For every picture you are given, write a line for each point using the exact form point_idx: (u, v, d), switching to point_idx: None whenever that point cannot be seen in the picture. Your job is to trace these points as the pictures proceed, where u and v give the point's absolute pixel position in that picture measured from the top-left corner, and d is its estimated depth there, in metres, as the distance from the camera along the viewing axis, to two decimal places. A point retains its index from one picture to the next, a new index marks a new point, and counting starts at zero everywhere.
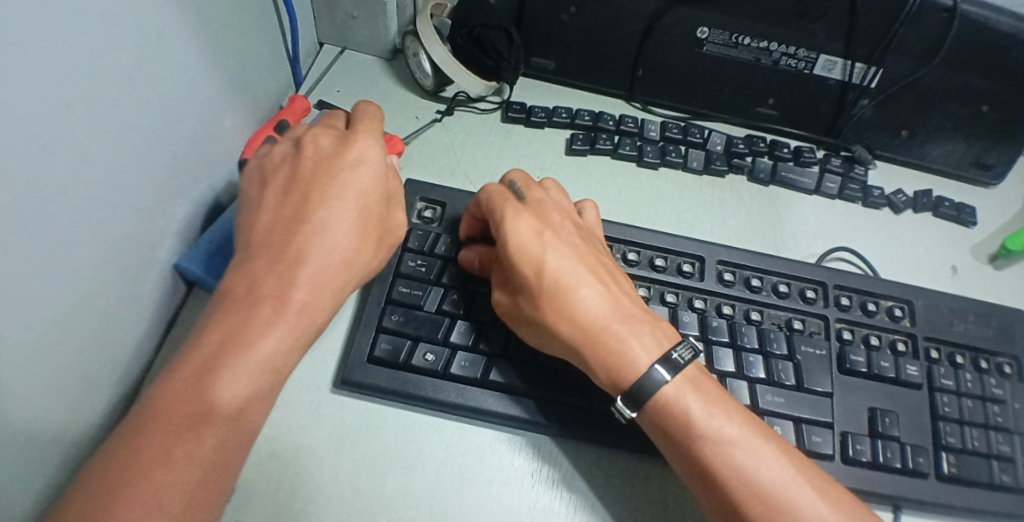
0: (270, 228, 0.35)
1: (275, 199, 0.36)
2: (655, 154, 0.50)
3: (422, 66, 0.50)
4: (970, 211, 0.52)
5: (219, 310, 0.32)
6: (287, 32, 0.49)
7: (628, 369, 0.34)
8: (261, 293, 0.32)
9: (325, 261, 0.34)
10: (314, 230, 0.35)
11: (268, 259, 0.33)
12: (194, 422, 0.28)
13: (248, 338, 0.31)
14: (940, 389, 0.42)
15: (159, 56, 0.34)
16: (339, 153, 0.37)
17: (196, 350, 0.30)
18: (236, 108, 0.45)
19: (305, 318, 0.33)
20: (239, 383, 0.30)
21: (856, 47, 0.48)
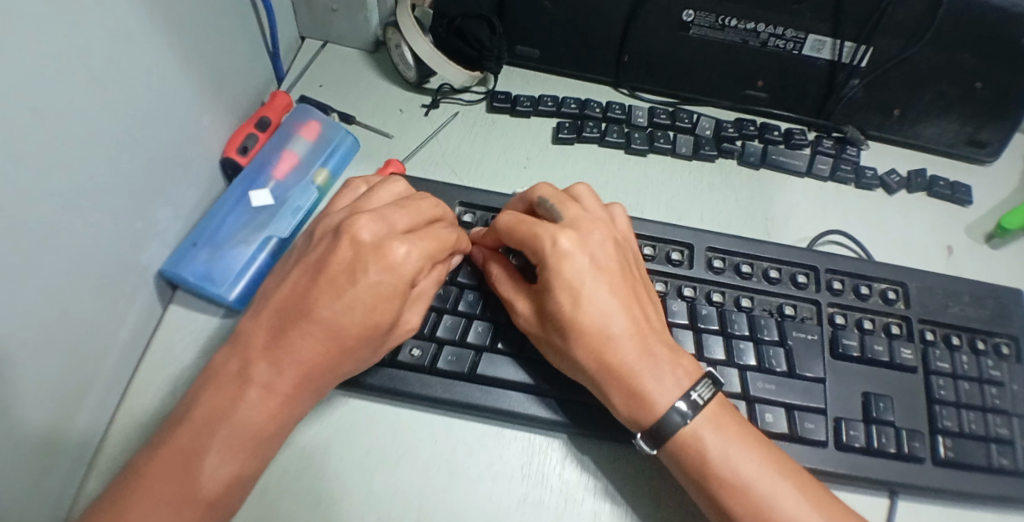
0: (281, 306, 0.34)
1: (296, 275, 0.35)
2: (643, 141, 0.50)
3: (404, 58, 0.49)
4: (965, 190, 0.51)
5: (214, 386, 0.32)
6: (266, 27, 0.48)
7: (647, 414, 0.34)
8: (250, 377, 0.32)
9: (317, 357, 0.33)
10: (316, 323, 0.33)
11: (278, 342, 0.33)
12: (179, 499, 0.29)
13: (238, 424, 0.31)
14: (936, 372, 0.42)
15: (129, 55, 0.34)
16: (379, 246, 0.34)
17: (186, 425, 0.31)
18: (216, 105, 0.44)
19: (287, 409, 0.33)
20: (220, 470, 0.31)
21: (844, 27, 0.47)
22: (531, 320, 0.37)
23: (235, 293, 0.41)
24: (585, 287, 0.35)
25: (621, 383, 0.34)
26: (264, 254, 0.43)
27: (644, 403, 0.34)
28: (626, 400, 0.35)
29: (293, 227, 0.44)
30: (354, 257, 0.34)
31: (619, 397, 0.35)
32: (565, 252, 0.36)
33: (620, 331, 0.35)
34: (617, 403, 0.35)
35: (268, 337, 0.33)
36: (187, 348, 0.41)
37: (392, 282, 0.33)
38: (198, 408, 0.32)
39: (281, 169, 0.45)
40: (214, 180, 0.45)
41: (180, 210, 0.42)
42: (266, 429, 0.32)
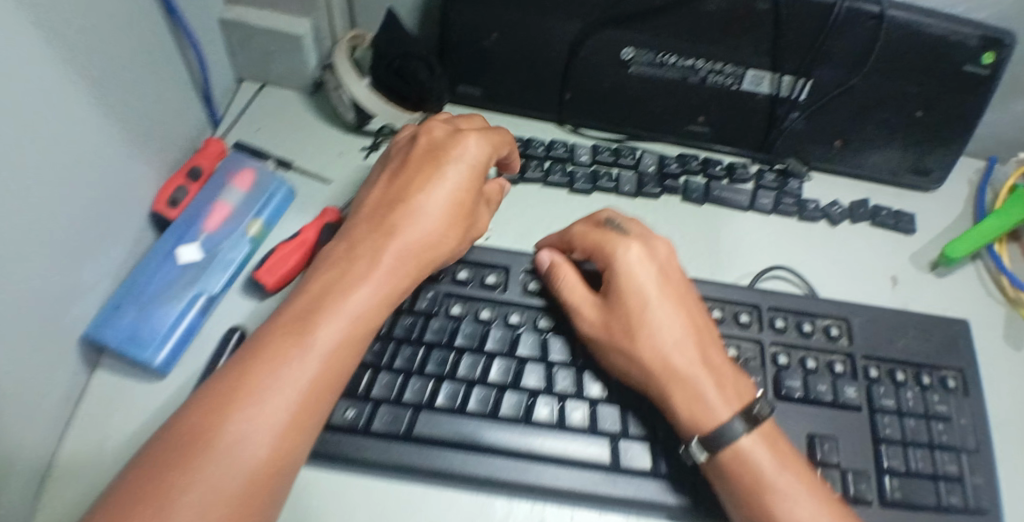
0: (363, 223, 0.39)
1: (374, 201, 0.41)
2: (586, 179, 0.49)
3: (342, 101, 0.48)
4: (909, 218, 0.52)
5: (300, 296, 0.35)
6: (197, 74, 0.47)
7: (683, 409, 0.36)
8: (341, 274, 0.36)
9: (405, 248, 0.38)
10: (411, 216, 0.39)
11: (335, 280, 0.36)
12: (218, 442, 0.29)
13: (331, 322, 0.34)
14: (880, 409, 0.41)
15: (50, 118, 0.32)
16: (450, 142, 0.41)
17: (274, 331, 0.33)
18: (147, 157, 0.43)
19: (374, 312, 0.35)
20: (308, 368, 0.32)
21: (781, 62, 0.47)
22: (596, 326, 0.39)
23: (161, 357, 0.40)
24: (636, 292, 0.39)
25: (658, 375, 0.37)
26: (193, 312, 0.42)
27: (687, 403, 0.36)
28: (681, 396, 0.36)
29: (225, 281, 0.43)
30: (426, 150, 0.41)
31: (681, 394, 0.36)
32: (636, 260, 0.40)
33: (655, 332, 0.38)
34: (671, 400, 0.37)
35: (346, 247, 0.38)
36: (121, 410, 0.40)
37: (460, 176, 0.40)
38: (265, 343, 0.33)
39: (213, 221, 0.44)
40: (146, 233, 0.44)
41: (109, 267, 0.40)
42: (327, 364, 0.33)
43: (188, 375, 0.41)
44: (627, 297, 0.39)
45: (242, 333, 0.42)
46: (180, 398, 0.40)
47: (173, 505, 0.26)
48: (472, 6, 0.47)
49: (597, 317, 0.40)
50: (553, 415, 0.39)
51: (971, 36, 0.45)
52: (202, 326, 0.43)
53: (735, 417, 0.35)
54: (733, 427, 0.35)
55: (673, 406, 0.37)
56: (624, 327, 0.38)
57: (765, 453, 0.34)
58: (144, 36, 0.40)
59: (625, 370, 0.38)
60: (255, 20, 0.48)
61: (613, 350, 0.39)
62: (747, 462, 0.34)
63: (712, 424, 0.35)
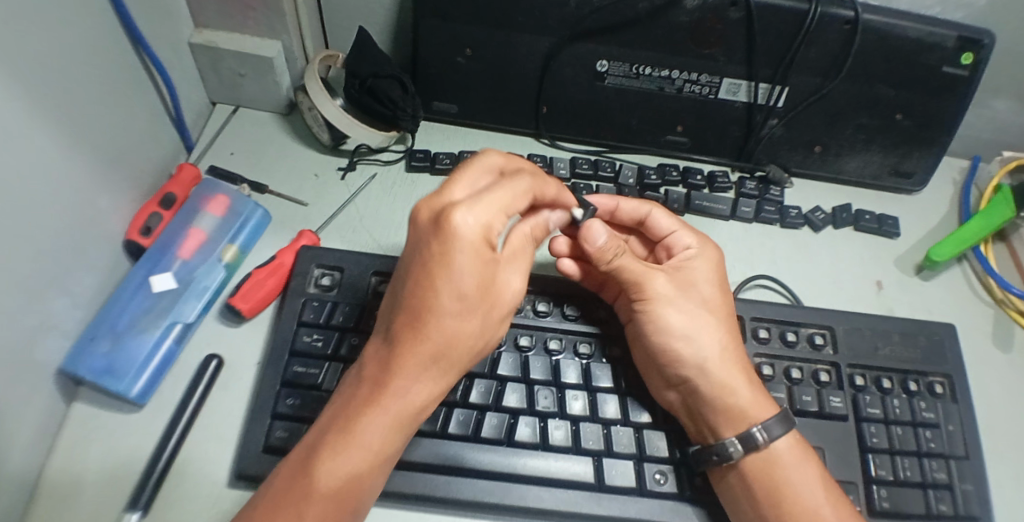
0: (389, 305, 0.34)
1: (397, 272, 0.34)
2: (565, 193, 0.49)
3: (317, 121, 0.48)
4: (891, 222, 0.52)
5: (346, 388, 0.34)
6: (168, 99, 0.47)
7: (746, 392, 0.38)
8: (367, 373, 0.33)
9: (431, 348, 0.32)
10: (428, 309, 0.31)
11: (388, 352, 0.33)
12: (304, 495, 0.30)
13: (364, 426, 0.32)
14: (866, 418, 0.41)
15: (17, 151, 0.32)
16: (448, 212, 0.31)
17: (319, 430, 0.33)
18: (116, 184, 0.42)
19: (405, 404, 0.32)
20: (337, 470, 0.31)
21: (757, 70, 0.47)
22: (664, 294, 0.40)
23: (138, 387, 0.39)
24: (710, 279, 0.41)
25: (725, 364, 0.39)
26: (169, 341, 0.41)
27: (745, 389, 0.38)
28: (743, 380, 0.38)
29: (200, 309, 0.43)
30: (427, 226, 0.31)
31: (737, 379, 0.38)
32: (711, 257, 0.43)
33: (712, 318, 0.40)
34: (733, 384, 0.38)
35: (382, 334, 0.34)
36: (96, 447, 0.38)
37: (469, 254, 0.31)
38: (333, 421, 0.32)
39: (187, 248, 0.44)
40: (118, 262, 0.43)
41: (79, 299, 0.39)
42: (380, 442, 0.32)
43: (164, 406, 0.40)
44: (703, 284, 0.41)
45: (220, 361, 0.42)
46: (154, 432, 0.39)
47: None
48: (444, 23, 0.47)
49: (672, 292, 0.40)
50: (534, 435, 0.38)
51: (948, 36, 0.45)
52: (179, 354, 0.42)
53: (781, 412, 0.37)
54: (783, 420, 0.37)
55: (733, 386, 0.38)
56: (701, 306, 0.40)
57: (809, 456, 0.37)
58: (109, 62, 0.40)
59: (688, 338, 0.39)
60: (225, 42, 0.48)
61: (679, 317, 0.39)
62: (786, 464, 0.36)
63: (761, 416, 0.37)
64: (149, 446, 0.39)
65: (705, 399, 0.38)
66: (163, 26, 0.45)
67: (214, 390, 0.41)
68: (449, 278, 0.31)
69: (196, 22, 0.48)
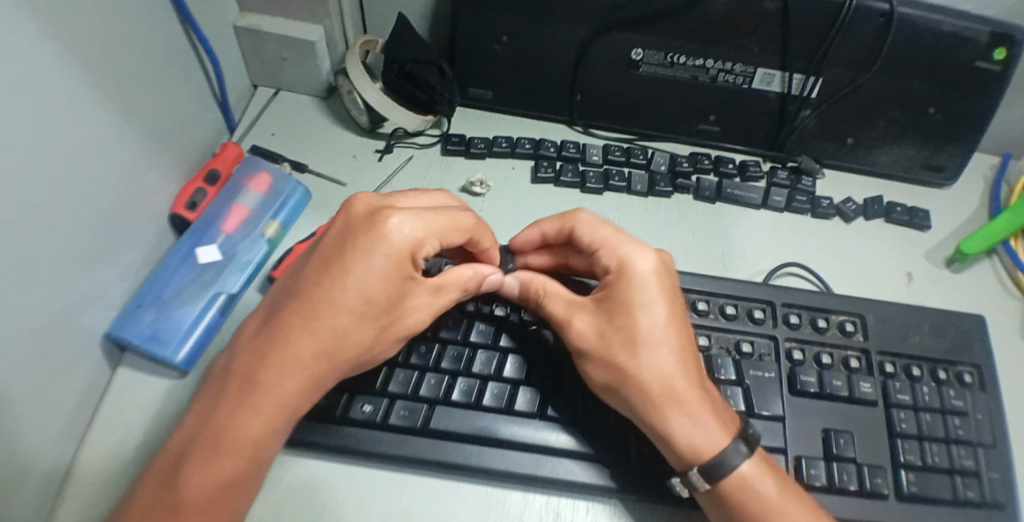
0: (276, 303, 0.36)
1: (299, 269, 0.37)
2: (597, 179, 0.50)
3: (356, 103, 0.49)
4: (922, 214, 0.52)
5: (223, 387, 0.34)
6: (214, 80, 0.48)
7: (698, 436, 0.34)
8: (253, 376, 0.33)
9: (309, 347, 0.34)
10: (323, 307, 0.34)
11: (273, 349, 0.34)
12: (180, 475, 0.31)
13: (238, 425, 0.32)
14: (896, 404, 0.41)
15: (68, 124, 0.33)
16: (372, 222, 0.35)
17: (198, 423, 0.33)
18: (163, 160, 0.43)
19: (278, 403, 0.33)
20: (208, 473, 0.31)
21: (791, 61, 0.48)
22: (590, 337, 0.37)
23: (183, 354, 0.40)
24: (651, 305, 0.37)
25: (668, 399, 0.35)
26: (212, 312, 0.42)
27: (699, 432, 0.34)
28: (685, 422, 0.34)
29: (242, 282, 0.44)
30: (344, 230, 0.36)
31: (679, 420, 0.34)
32: (649, 271, 0.37)
33: (667, 358, 0.35)
34: (672, 426, 0.34)
35: (264, 331, 0.35)
36: (139, 411, 0.40)
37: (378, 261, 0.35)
38: (213, 417, 0.33)
39: (230, 223, 0.46)
40: (163, 235, 0.45)
41: (125, 270, 0.41)
42: (253, 429, 0.32)
43: (205, 375, 0.41)
44: (635, 311, 0.37)
45: None
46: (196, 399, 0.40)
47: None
48: (482, 10, 0.48)
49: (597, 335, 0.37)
50: (566, 411, 0.39)
51: (982, 32, 0.45)
52: (222, 325, 0.43)
53: (732, 444, 0.34)
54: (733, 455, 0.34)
55: (674, 433, 0.34)
56: (647, 338, 0.36)
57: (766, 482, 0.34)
58: (158, 41, 0.41)
59: (611, 384, 0.36)
60: (269, 26, 0.49)
61: (602, 367, 0.37)
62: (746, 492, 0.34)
63: (720, 447, 0.34)
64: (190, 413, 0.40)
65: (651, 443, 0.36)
66: (209, 9, 0.46)
67: None
68: (350, 280, 0.34)
69: (242, 7, 0.49)
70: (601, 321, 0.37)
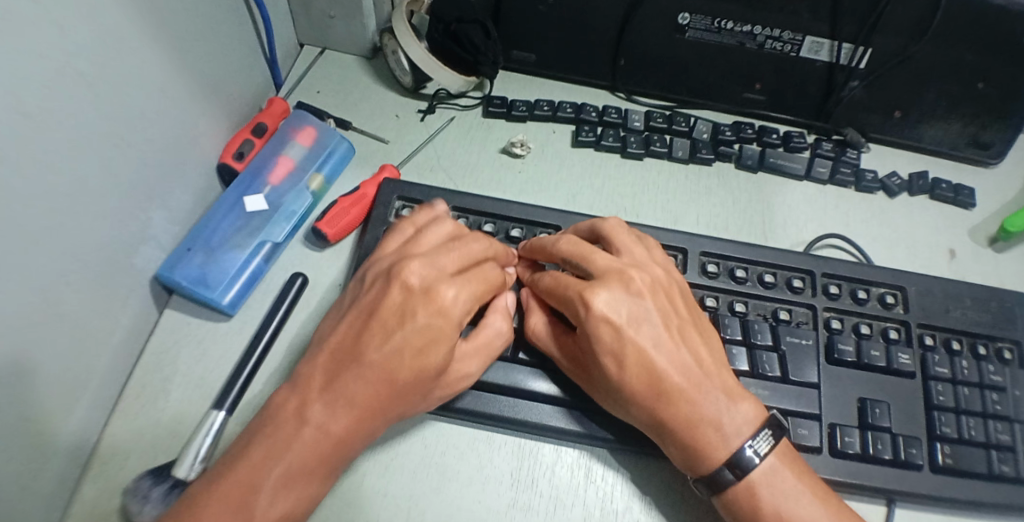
0: (334, 344, 0.34)
1: (354, 315, 0.35)
2: (638, 144, 0.49)
3: (400, 64, 0.50)
4: (968, 192, 0.51)
5: (276, 425, 0.31)
6: (264, 35, 0.49)
7: (687, 461, 0.35)
8: (313, 417, 0.31)
9: (372, 396, 0.32)
10: (388, 360, 0.32)
11: (333, 393, 0.32)
12: (238, 516, 0.29)
13: (300, 463, 0.31)
14: (934, 377, 0.41)
15: (124, 64, 0.34)
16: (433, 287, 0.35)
17: (253, 456, 0.31)
18: (213, 110, 0.45)
19: (340, 448, 0.32)
20: (275, 507, 0.30)
21: (841, 27, 0.47)
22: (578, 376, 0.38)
23: (228, 297, 0.42)
24: (627, 347, 0.35)
25: (687, 437, 0.34)
26: (258, 259, 0.44)
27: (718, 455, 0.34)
28: (704, 460, 0.34)
29: (288, 231, 0.45)
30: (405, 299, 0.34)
31: (676, 447, 0.35)
32: (607, 306, 0.36)
33: (642, 401, 0.35)
34: (682, 457, 0.35)
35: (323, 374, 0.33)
36: (186, 352, 0.41)
37: (441, 321, 0.34)
38: (270, 453, 0.30)
39: (277, 175, 0.46)
40: (211, 183, 0.46)
41: (175, 214, 0.42)
42: (310, 473, 0.31)
43: (248, 320, 0.43)
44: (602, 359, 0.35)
45: (305, 280, 0.44)
46: (240, 342, 0.42)
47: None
48: None
49: (581, 375, 0.37)
50: None
51: None
52: (266, 272, 0.45)
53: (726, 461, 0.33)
54: (734, 471, 0.33)
55: (672, 454, 0.35)
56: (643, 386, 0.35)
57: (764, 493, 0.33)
58: None
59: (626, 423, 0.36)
60: None
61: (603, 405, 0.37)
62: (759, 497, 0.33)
63: (722, 457, 0.34)
64: (234, 355, 0.41)
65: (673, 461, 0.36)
66: None
67: (297, 308, 0.43)
68: (404, 345, 0.33)
69: None
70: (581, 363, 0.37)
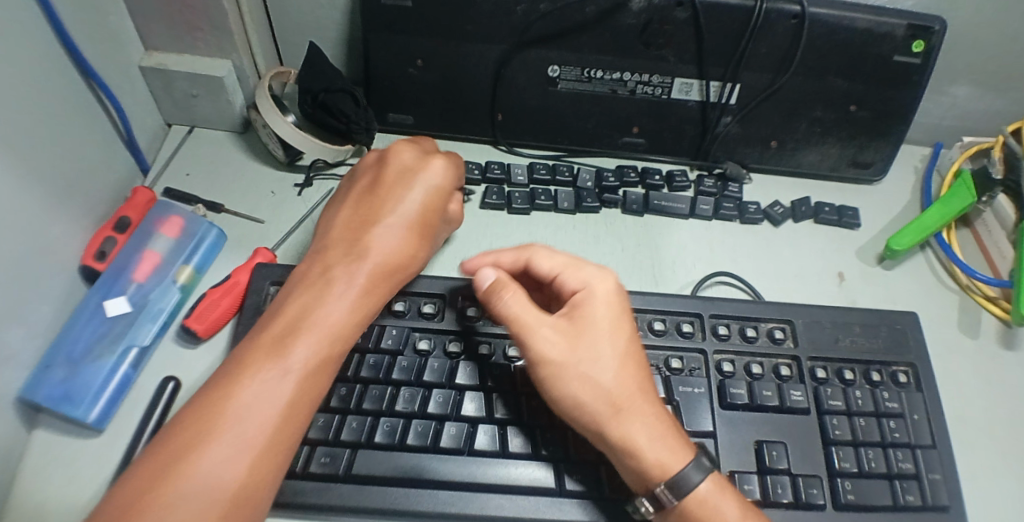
0: (312, 264, 0.36)
1: (326, 242, 0.38)
2: (523, 199, 0.49)
3: (271, 138, 0.48)
4: (851, 212, 0.52)
5: (264, 330, 0.32)
6: (120, 125, 0.46)
7: (651, 450, 0.33)
8: (302, 310, 0.33)
9: (353, 277, 0.35)
10: (365, 249, 0.36)
11: (315, 290, 0.34)
12: (232, 409, 0.28)
13: (291, 348, 0.31)
14: (829, 411, 0.41)
15: None
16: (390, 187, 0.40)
17: (240, 360, 0.30)
18: (70, 212, 0.42)
19: (332, 336, 0.32)
20: (268, 392, 0.29)
21: (707, 68, 0.47)
22: (553, 352, 0.34)
23: (95, 413, 0.39)
24: (608, 326, 0.35)
25: (647, 407, 0.34)
26: (125, 366, 0.41)
27: (654, 442, 0.33)
28: (665, 431, 0.33)
29: (156, 332, 0.43)
30: (370, 201, 0.39)
31: (641, 431, 0.33)
32: (610, 288, 0.37)
33: (607, 374, 0.34)
34: (634, 440, 0.33)
35: (307, 284, 0.35)
36: (51, 481, 0.37)
37: (406, 209, 0.39)
38: (256, 348, 0.31)
39: (142, 271, 0.44)
40: (76, 288, 0.43)
41: (34, 329, 0.38)
42: (311, 364, 0.31)
43: (124, 432, 0.40)
44: (597, 327, 0.35)
45: (178, 384, 0.41)
46: (112, 460, 0.39)
47: (173, 495, 0.25)
48: (392, 36, 0.47)
49: (562, 345, 0.35)
50: (495, 443, 0.38)
51: (898, 25, 0.45)
52: (137, 378, 0.42)
53: (698, 456, 0.33)
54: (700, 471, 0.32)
55: (636, 444, 0.33)
56: (613, 352, 0.34)
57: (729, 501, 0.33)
58: (56, 88, 0.39)
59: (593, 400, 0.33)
60: (176, 64, 0.48)
61: (573, 379, 0.34)
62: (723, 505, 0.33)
63: (676, 467, 0.32)
64: (105, 477, 0.38)
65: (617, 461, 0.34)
66: (110, 50, 0.44)
67: (172, 413, 0.40)
68: (380, 229, 0.38)
69: (145, 45, 0.48)
70: (567, 331, 0.35)
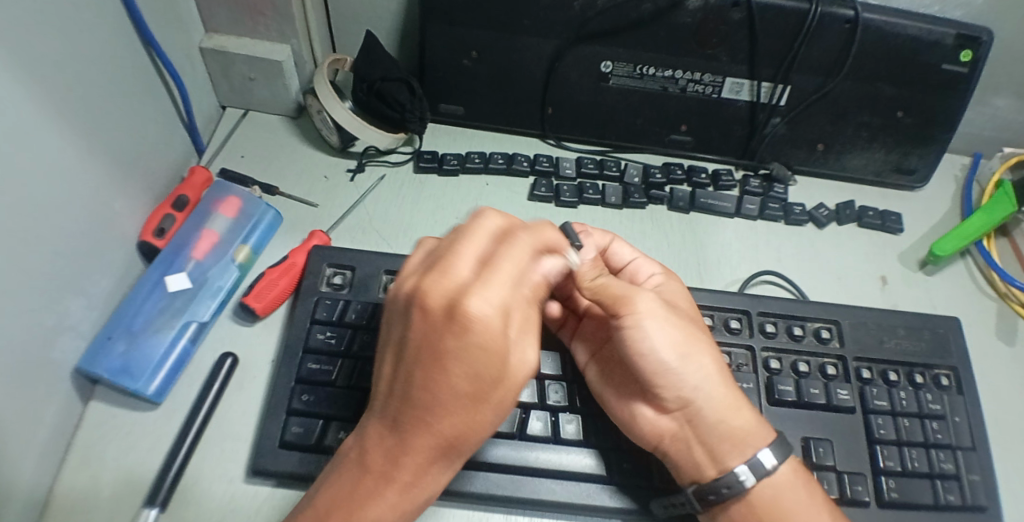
0: (396, 385, 0.29)
1: (400, 349, 0.28)
2: (572, 193, 0.50)
3: (326, 123, 0.49)
4: (894, 217, 0.52)
5: (356, 467, 0.30)
6: (180, 103, 0.47)
7: (740, 420, 0.35)
8: (391, 467, 0.29)
9: (442, 442, 0.28)
10: (448, 419, 0.27)
11: (396, 440, 0.28)
12: None
13: (381, 507, 0.29)
14: (874, 410, 0.41)
15: (40, 152, 0.32)
16: (453, 323, 0.26)
17: (335, 496, 0.29)
18: (131, 186, 0.42)
19: (420, 487, 0.29)
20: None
21: (759, 69, 0.48)
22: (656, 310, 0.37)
23: (154, 386, 0.39)
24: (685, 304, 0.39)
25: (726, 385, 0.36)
26: (184, 340, 0.42)
27: (739, 414, 0.35)
28: (744, 412, 0.36)
29: (214, 309, 0.43)
30: (440, 330, 0.26)
31: (735, 403, 0.36)
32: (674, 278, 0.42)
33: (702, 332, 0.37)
34: (723, 412, 0.35)
35: (390, 422, 0.29)
36: (108, 449, 0.38)
37: (487, 356, 0.26)
38: (346, 489, 0.29)
39: (200, 249, 0.45)
40: (133, 262, 0.44)
41: (93, 299, 0.39)
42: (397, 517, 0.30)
43: (180, 405, 0.40)
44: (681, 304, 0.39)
45: (235, 360, 0.42)
46: (170, 430, 0.39)
47: None
48: (450, 27, 0.48)
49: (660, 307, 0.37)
50: (547, 428, 0.38)
51: (949, 34, 0.46)
52: (194, 353, 0.42)
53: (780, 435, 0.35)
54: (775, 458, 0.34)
55: (728, 412, 0.35)
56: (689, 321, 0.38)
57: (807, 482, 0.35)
58: (120, 63, 0.39)
59: (687, 362, 0.36)
60: (236, 47, 0.49)
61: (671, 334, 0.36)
62: (793, 488, 0.35)
63: (766, 440, 0.35)
64: (162, 447, 0.38)
65: (702, 431, 0.35)
66: (174, 30, 0.45)
67: (229, 388, 0.41)
68: (461, 368, 0.26)
69: (206, 28, 0.49)
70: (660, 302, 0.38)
